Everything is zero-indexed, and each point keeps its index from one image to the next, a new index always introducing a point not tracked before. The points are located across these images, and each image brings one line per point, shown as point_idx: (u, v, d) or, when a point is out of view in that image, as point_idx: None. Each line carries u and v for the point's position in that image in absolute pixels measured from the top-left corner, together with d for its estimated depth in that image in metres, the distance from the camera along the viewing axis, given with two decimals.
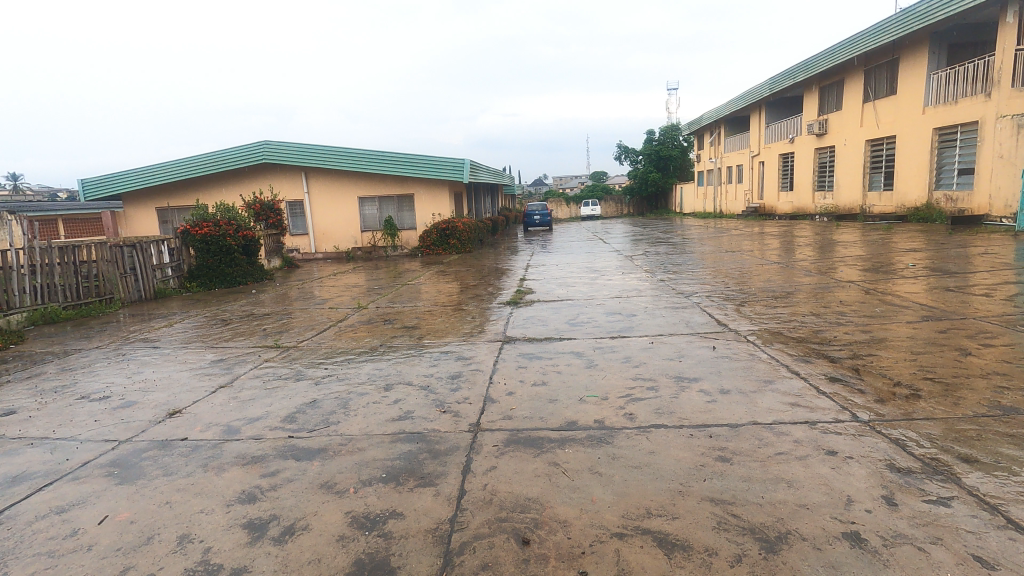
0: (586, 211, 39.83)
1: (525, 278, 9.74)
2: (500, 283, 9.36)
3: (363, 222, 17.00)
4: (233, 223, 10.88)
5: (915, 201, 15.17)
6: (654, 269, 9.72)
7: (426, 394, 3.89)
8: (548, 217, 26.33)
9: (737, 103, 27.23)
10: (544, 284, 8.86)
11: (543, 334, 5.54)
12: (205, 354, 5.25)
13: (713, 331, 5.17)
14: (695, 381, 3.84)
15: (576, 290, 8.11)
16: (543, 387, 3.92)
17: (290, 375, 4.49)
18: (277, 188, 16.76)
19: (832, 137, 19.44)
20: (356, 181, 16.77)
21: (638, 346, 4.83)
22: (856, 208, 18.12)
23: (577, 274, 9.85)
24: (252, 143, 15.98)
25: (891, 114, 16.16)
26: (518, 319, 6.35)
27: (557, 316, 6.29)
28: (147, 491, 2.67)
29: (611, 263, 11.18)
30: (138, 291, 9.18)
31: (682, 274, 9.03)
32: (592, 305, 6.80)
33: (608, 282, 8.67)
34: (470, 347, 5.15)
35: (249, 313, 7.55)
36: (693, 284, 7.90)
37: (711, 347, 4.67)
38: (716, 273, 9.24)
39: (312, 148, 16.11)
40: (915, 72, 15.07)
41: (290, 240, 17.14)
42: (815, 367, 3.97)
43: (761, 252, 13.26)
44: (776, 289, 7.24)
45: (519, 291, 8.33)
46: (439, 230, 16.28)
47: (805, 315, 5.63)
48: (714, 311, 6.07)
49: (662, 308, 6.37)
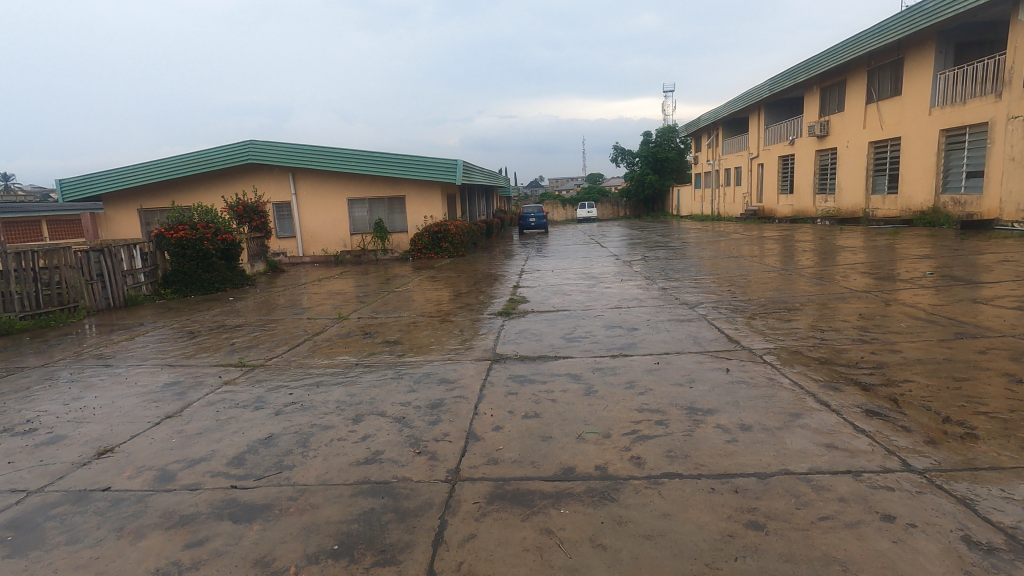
0: (582, 213, 39.38)
1: (519, 285, 9.22)
2: (492, 291, 8.85)
3: (352, 225, 16.46)
4: (211, 226, 10.31)
5: (921, 204, 14.74)
6: (654, 277, 9.22)
7: (400, 429, 3.37)
8: (544, 219, 25.84)
9: (736, 104, 26.80)
10: (539, 292, 8.35)
11: (537, 351, 5.03)
12: (159, 376, 4.71)
13: (724, 350, 4.67)
14: (711, 414, 3.33)
15: (573, 300, 7.62)
16: (535, 420, 3.40)
17: (249, 402, 3.97)
18: (263, 189, 16.21)
19: (834, 138, 19.02)
20: (345, 182, 16.23)
21: (642, 368, 4.31)
22: (859, 211, 17.70)
23: (573, 281, 9.35)
24: (237, 143, 15.43)
25: (895, 115, 15.74)
26: (510, 333, 5.84)
27: (552, 330, 5.78)
28: (39, 569, 2.14)
29: (609, 269, 10.68)
30: (106, 298, 8.62)
31: (684, 282, 8.54)
32: (590, 317, 6.29)
33: (606, 290, 8.18)
34: (455, 367, 4.63)
35: (222, 324, 7.01)
36: (697, 293, 7.41)
37: (725, 369, 4.17)
38: (720, 280, 8.76)
39: (300, 148, 15.56)
40: (921, 72, 14.65)
41: (277, 243, 16.59)
42: (847, 397, 3.47)
43: (764, 257, 12.80)
44: (788, 299, 6.74)
45: (512, 300, 7.83)
46: (431, 233, 15.75)
47: (824, 330, 5.14)
48: (723, 325, 5.56)
49: (666, 321, 5.86)
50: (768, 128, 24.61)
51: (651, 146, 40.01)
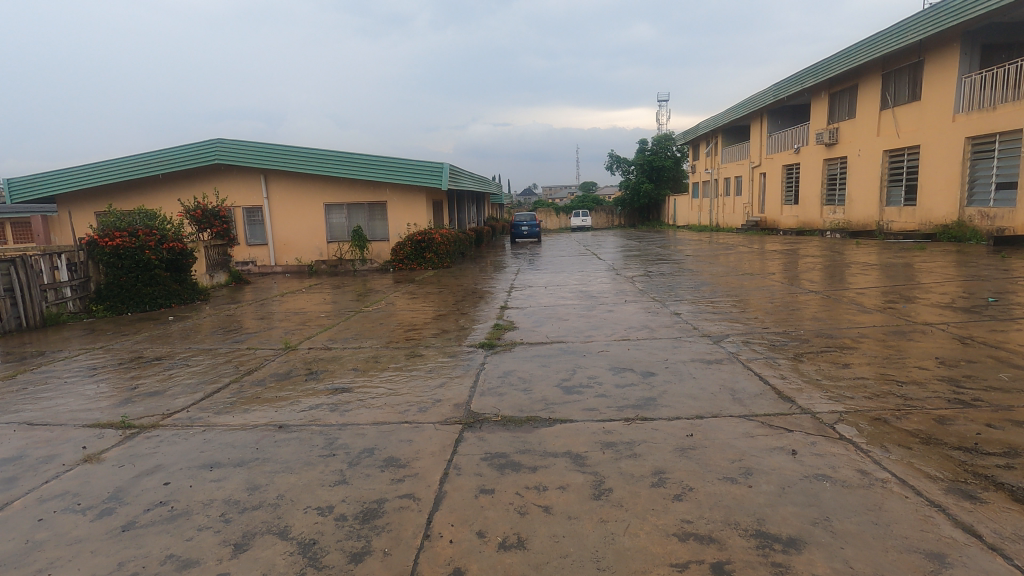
0: (576, 222, 38.40)
1: (506, 306, 8.00)
2: (476, 312, 7.62)
3: (329, 232, 15.19)
4: (155, 232, 8.97)
5: (944, 217, 13.68)
6: (662, 297, 8.02)
7: (301, 571, 2.10)
8: (537, 227, 24.69)
9: (737, 111, 25.83)
10: (530, 315, 7.15)
11: (524, 409, 3.78)
12: (2, 445, 3.40)
13: (778, 415, 3.43)
14: (798, 551, 2.10)
15: (570, 327, 6.36)
16: (519, 556, 2.15)
17: (96, 502, 2.67)
18: (232, 192, 14.92)
19: (844, 147, 18.01)
20: (322, 186, 14.97)
21: (673, 444, 3.08)
22: (872, 223, 16.65)
23: (569, 301, 8.15)
24: (203, 141, 14.13)
25: (914, 122, 14.72)
26: (491, 377, 4.57)
27: (548, 374, 4.53)
28: None
29: (608, 287, 9.49)
30: (17, 318, 7.28)
31: (698, 304, 7.35)
32: (592, 355, 5.07)
33: (609, 315, 6.94)
34: (412, 436, 3.38)
35: (141, 354, 5.72)
36: (718, 322, 6.21)
37: (790, 451, 2.93)
38: (739, 302, 7.59)
39: (273, 148, 14.33)
40: (944, 76, 13.63)
41: (247, 251, 15.28)
42: (1002, 519, 2.24)
43: (777, 274, 11.67)
44: (834, 332, 5.51)
45: (497, 327, 6.58)
46: (414, 242, 14.49)
47: (901, 382, 3.92)
48: (764, 371, 4.35)
49: (690, 363, 4.65)
50: (770, 135, 23.66)
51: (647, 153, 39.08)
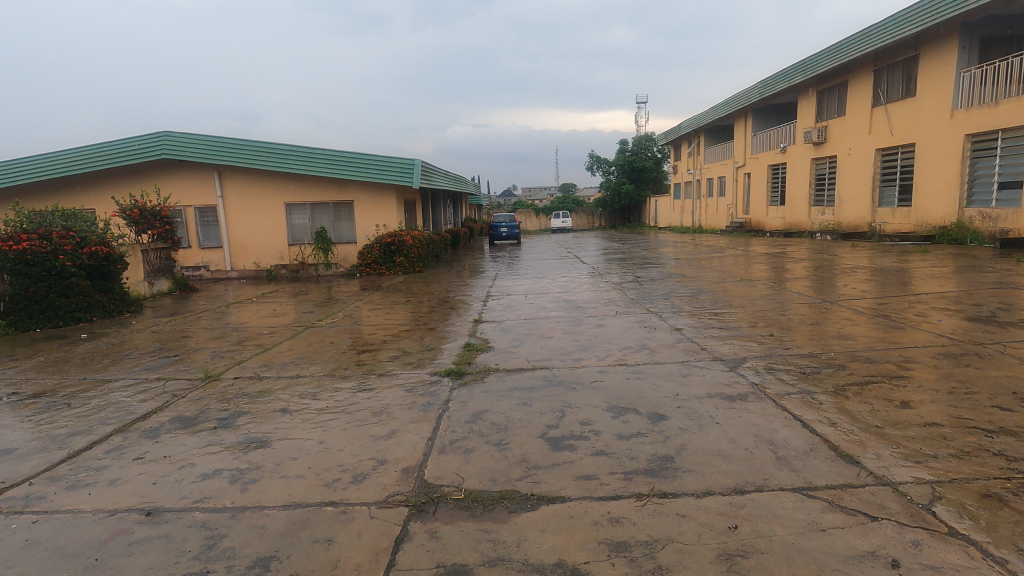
0: (556, 223, 37.54)
1: (481, 319, 6.98)
2: (446, 327, 6.58)
3: (290, 234, 13.99)
4: (73, 235, 7.75)
5: (942, 219, 13.06)
6: (656, 309, 7.09)
7: None
8: (516, 229, 23.73)
9: (720, 109, 25.20)
10: (508, 332, 6.15)
11: (496, 479, 2.75)
12: None
13: (849, 490, 2.48)
14: None
15: (555, 348, 5.36)
16: None
17: None
18: (183, 190, 13.65)
19: (833, 146, 17.42)
20: (283, 183, 13.79)
21: (714, 550, 2.10)
22: (863, 225, 16.02)
23: (552, 312, 7.17)
24: (148, 134, 12.84)
25: (908, 119, 14.11)
26: (456, 422, 3.53)
27: (528, 419, 3.52)
28: None
29: (594, 295, 8.52)
30: None
31: (699, 317, 6.44)
32: (584, 389, 4.08)
33: (600, 331, 5.96)
34: (336, 531, 2.33)
35: (18, 388, 4.57)
36: (729, 340, 5.27)
37: (889, 563, 1.98)
38: (745, 314, 6.68)
39: (228, 141, 13.11)
40: (941, 70, 13.03)
41: (200, 254, 14.00)
42: None
43: (772, 279, 10.87)
44: (871, 353, 4.60)
45: (468, 347, 5.55)
46: (383, 245, 13.37)
47: (990, 432, 3.00)
48: (807, 414, 3.40)
49: (710, 401, 3.69)
50: (755, 135, 23.07)
51: (627, 154, 38.44)
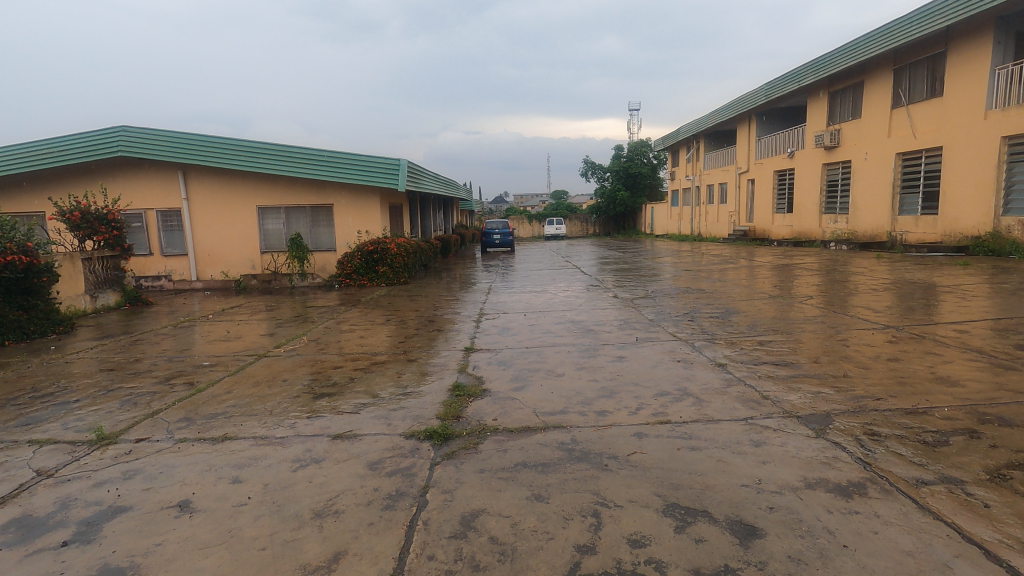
0: (549, 230, 36.48)
1: (473, 346, 5.76)
2: (429, 359, 5.35)
3: (263, 240, 12.70)
4: None
5: (975, 228, 12.05)
6: (683, 334, 5.92)
7: None
8: (510, 236, 22.57)
9: (722, 113, 24.26)
10: (508, 367, 4.94)
11: None
12: None
13: None
14: None
15: (568, 393, 4.15)
16: None
17: None
18: (143, 192, 12.35)
19: (847, 150, 16.43)
20: (255, 185, 12.52)
21: None
22: (882, 234, 15.00)
23: (558, 338, 5.97)
24: (103, 129, 11.55)
25: (934, 120, 13.13)
26: (436, 537, 2.31)
27: (547, 533, 2.30)
28: None
29: (604, 315, 7.33)
30: None
31: (740, 347, 5.26)
32: (622, 469, 2.87)
33: (622, 368, 4.74)
34: None
35: None
36: (794, 384, 4.10)
37: None
38: (792, 340, 5.51)
39: (192, 138, 11.83)
40: (974, 67, 12.04)
41: (162, 263, 12.68)
42: None
43: (797, 293, 9.75)
44: (1000, 408, 3.41)
45: (457, 390, 4.32)
46: (365, 253, 12.12)
47: None
48: (976, 526, 2.21)
49: (815, 497, 2.49)
50: (760, 139, 22.09)
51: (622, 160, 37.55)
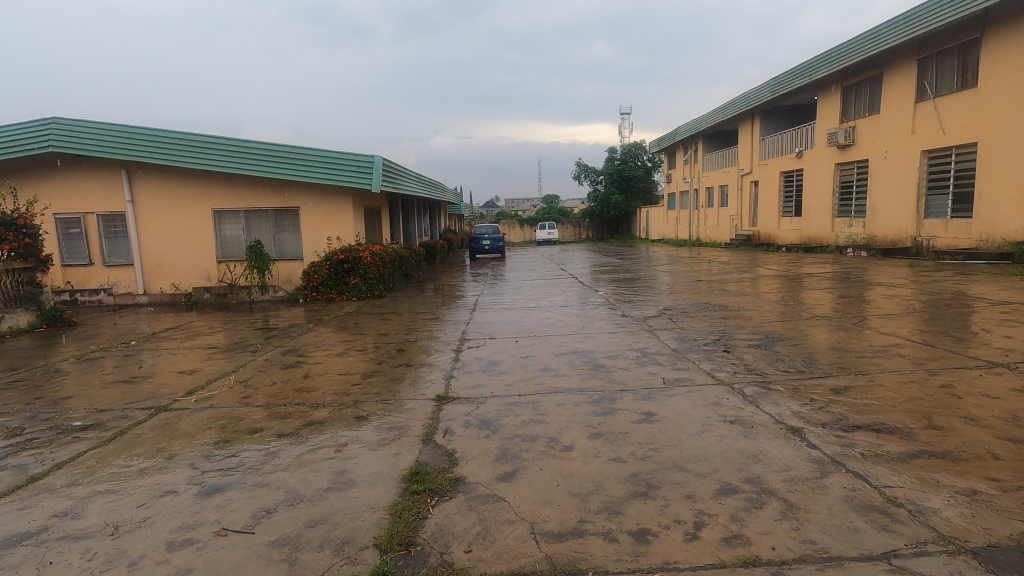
0: (542, 235, 35.16)
1: (448, 393, 4.32)
2: (387, 415, 3.91)
3: (219, 247, 11.20)
4: None
5: (1020, 232, 10.81)
6: (722, 373, 4.54)
7: None
8: (500, 241, 21.18)
9: (723, 111, 23.07)
10: (493, 429, 3.53)
11: None
12: None
13: None
14: None
15: (582, 488, 2.72)
16: None
17: None
18: (81, 194, 10.83)
19: (864, 148, 15.21)
20: (210, 185, 11.02)
21: None
22: (906, 239, 13.74)
23: (560, 378, 4.56)
24: (30, 121, 10.01)
25: (966, 114, 11.92)
26: None
27: None
28: None
29: (613, 341, 5.95)
30: None
31: (810, 397, 3.88)
32: None
33: (656, 436, 3.34)
34: None
35: None
36: (924, 472, 2.69)
37: None
38: (874, 382, 4.13)
39: (134, 131, 10.29)
40: (1014, 54, 10.84)
41: (103, 274, 11.14)
42: None
43: (830, 309, 8.42)
44: None
45: (416, 477, 2.90)
46: (335, 263, 10.68)
47: None
48: None
49: None
50: (764, 139, 20.88)
51: (615, 163, 36.43)
